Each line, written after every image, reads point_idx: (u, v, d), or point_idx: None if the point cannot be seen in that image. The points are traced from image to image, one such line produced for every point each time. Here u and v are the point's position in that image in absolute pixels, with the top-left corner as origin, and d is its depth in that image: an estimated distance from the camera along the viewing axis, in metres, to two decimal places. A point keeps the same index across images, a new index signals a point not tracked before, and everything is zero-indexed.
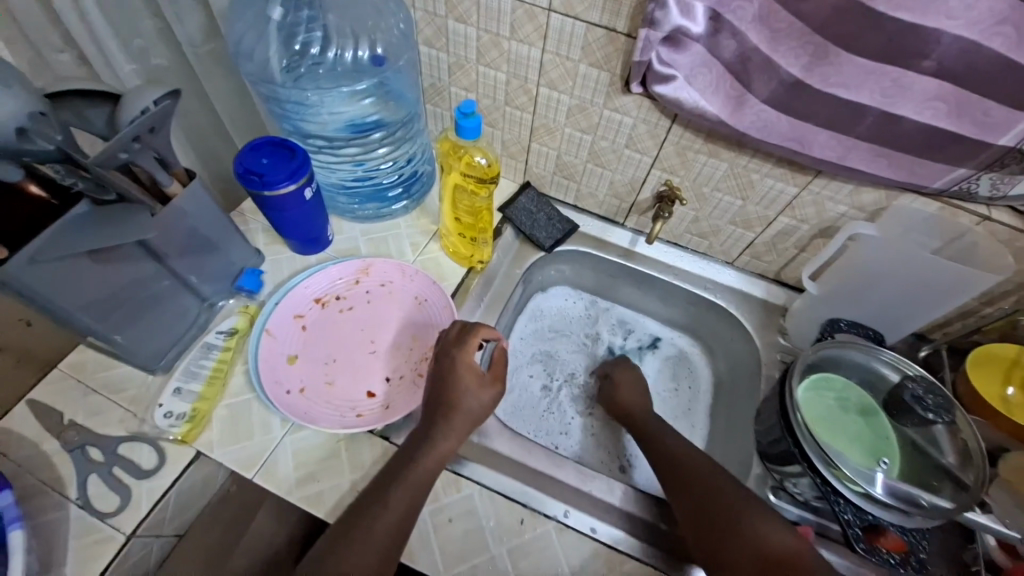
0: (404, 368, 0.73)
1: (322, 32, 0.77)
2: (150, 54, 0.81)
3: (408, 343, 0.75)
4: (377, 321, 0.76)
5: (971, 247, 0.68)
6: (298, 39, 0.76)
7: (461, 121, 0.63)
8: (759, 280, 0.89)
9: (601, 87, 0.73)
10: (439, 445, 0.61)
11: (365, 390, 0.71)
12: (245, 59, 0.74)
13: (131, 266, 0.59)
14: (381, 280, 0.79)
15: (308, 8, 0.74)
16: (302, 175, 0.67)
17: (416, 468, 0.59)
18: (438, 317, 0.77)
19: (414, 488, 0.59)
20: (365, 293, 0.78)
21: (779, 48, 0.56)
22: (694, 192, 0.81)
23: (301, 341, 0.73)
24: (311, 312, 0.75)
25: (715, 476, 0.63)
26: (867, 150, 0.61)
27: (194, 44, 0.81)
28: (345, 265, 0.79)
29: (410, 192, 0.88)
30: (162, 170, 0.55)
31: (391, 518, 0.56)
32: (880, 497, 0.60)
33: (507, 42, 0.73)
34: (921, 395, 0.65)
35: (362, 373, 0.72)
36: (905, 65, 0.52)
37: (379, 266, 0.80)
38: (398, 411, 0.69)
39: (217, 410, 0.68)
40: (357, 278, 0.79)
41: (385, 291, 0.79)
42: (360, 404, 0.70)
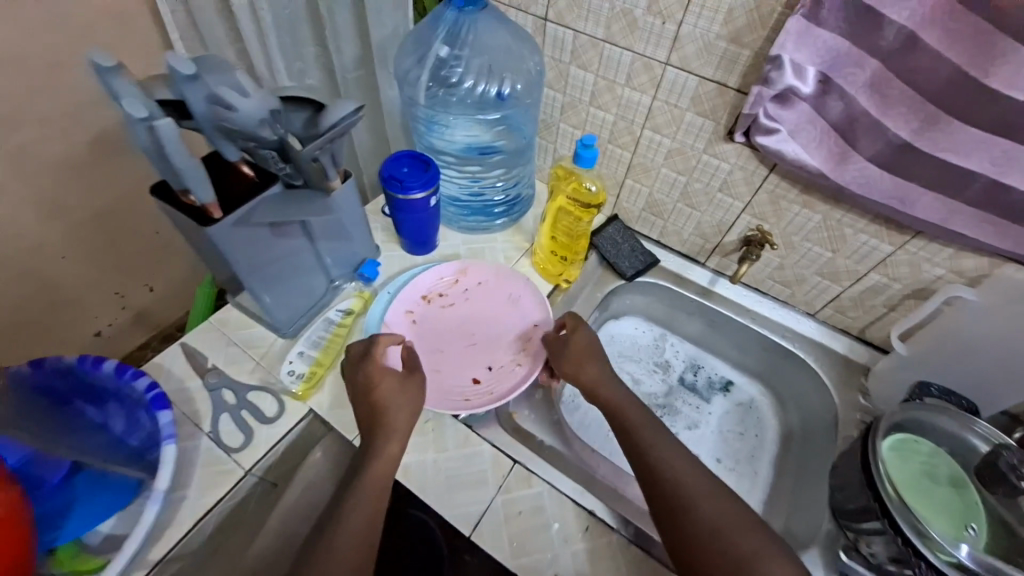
0: (502, 358, 0.81)
1: (471, 69, 0.87)
2: (307, 75, 0.98)
3: (505, 337, 0.83)
4: (476, 316, 0.85)
5: None
6: (450, 72, 0.87)
7: (581, 151, 0.71)
8: (840, 335, 0.90)
9: (703, 134, 0.80)
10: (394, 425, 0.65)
11: (469, 377, 0.79)
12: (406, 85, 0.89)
13: (288, 243, 0.71)
14: (478, 280, 0.88)
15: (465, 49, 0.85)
16: (431, 185, 0.78)
17: (374, 463, 0.62)
18: (531, 312, 0.84)
19: (375, 493, 0.61)
20: (463, 292, 0.87)
21: (888, 112, 0.61)
22: (784, 240, 0.84)
23: (411, 332, 0.82)
24: (418, 308, 0.84)
25: (673, 477, 0.61)
26: (973, 215, 0.62)
27: (348, 69, 0.96)
28: (444, 269, 0.88)
29: (510, 212, 0.97)
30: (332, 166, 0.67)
31: (356, 522, 0.58)
32: (969, 565, 0.58)
33: (621, 88, 0.82)
34: (1016, 464, 0.63)
35: (465, 363, 0.80)
36: (1016, 138, 0.55)
37: (474, 268, 0.88)
38: (501, 395, 0.76)
39: (329, 376, 0.78)
40: (456, 278, 0.88)
41: (481, 290, 0.87)
42: (466, 390, 0.77)
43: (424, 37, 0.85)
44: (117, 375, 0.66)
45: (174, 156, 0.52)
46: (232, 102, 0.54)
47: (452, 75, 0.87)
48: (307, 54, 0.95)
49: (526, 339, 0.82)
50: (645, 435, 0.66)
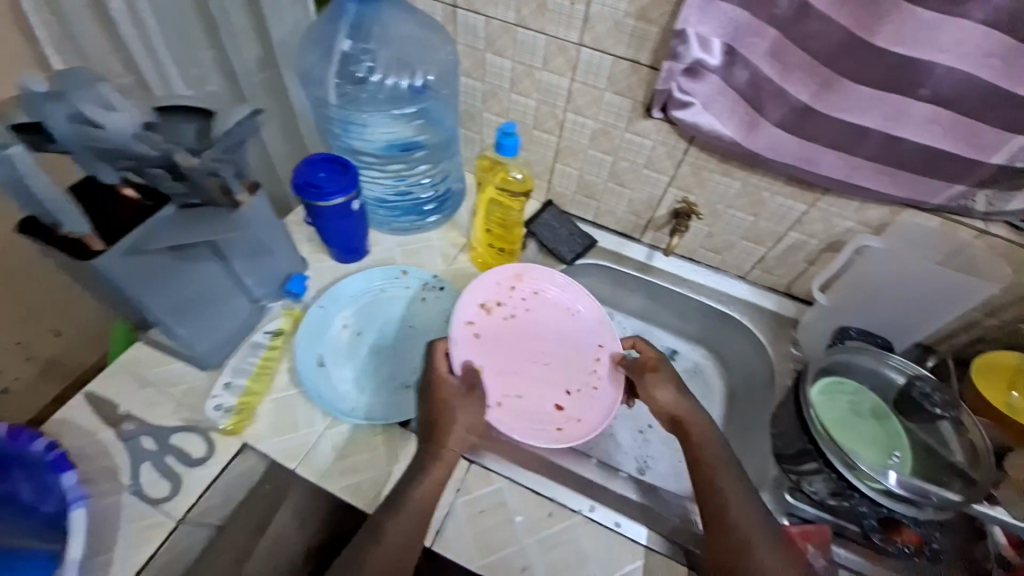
0: (579, 380, 0.78)
1: (381, 62, 0.82)
2: (205, 81, 0.89)
3: (575, 355, 0.80)
4: (541, 330, 0.81)
5: (971, 260, 0.73)
6: (359, 67, 0.82)
7: (502, 140, 0.69)
8: (769, 293, 0.94)
9: (624, 113, 0.80)
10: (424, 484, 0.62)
11: (552, 403, 0.76)
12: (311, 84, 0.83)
13: (193, 268, 0.64)
14: (533, 288, 0.83)
15: (371, 40, 0.80)
16: (351, 190, 0.74)
17: (421, 484, 0.62)
18: (592, 329, 0.82)
19: (417, 515, 0.60)
20: (520, 299, 0.82)
21: (789, 78, 0.63)
22: (709, 209, 0.87)
23: (475, 348, 0.76)
24: (478, 320, 0.78)
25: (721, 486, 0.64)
26: (870, 169, 0.67)
27: (250, 72, 0.89)
28: (498, 274, 0.81)
29: (443, 209, 0.95)
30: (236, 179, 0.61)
31: (392, 544, 0.58)
32: (895, 489, 0.63)
33: (539, 73, 0.81)
34: (928, 392, 0.70)
35: (543, 386, 0.78)
36: (904, 92, 0.59)
37: (529, 274, 0.82)
38: (592, 424, 0.74)
39: (263, 404, 0.73)
40: (511, 284, 0.82)
41: (540, 298, 0.82)
42: (553, 418, 0.75)
43: (328, 33, 0.79)
44: (11, 440, 0.59)
45: (34, 184, 0.48)
46: (97, 118, 0.49)
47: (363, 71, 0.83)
48: (200, 59, 0.87)
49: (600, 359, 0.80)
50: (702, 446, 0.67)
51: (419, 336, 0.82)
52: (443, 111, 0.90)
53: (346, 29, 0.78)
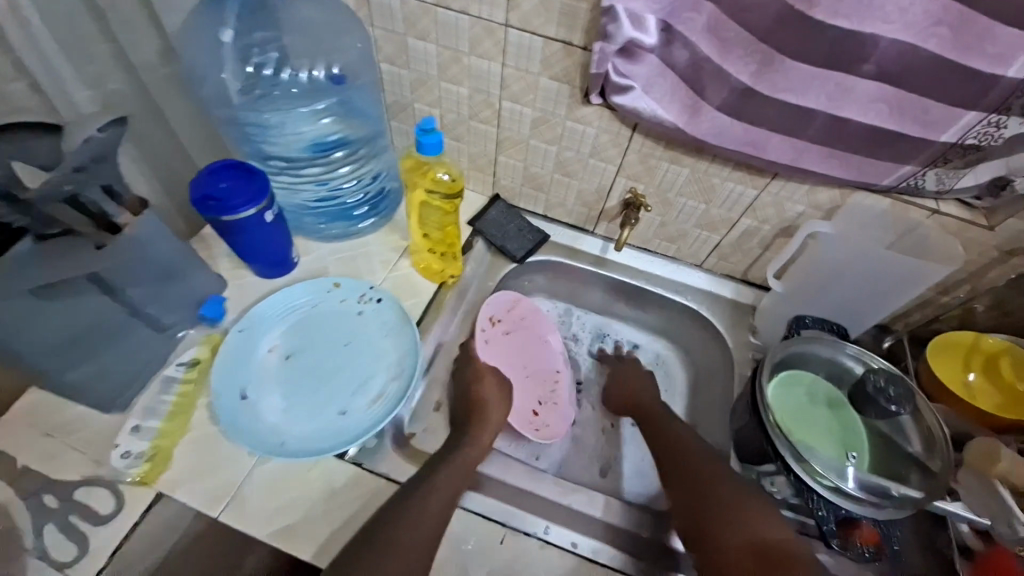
0: (551, 393, 0.89)
1: (279, 53, 0.74)
2: (106, 79, 0.74)
3: (551, 370, 0.91)
4: (526, 347, 0.91)
5: (924, 239, 0.70)
6: (253, 60, 0.74)
7: (421, 137, 0.64)
8: (728, 281, 0.90)
9: (562, 99, 0.74)
10: (441, 480, 0.64)
11: (531, 409, 0.86)
12: (199, 83, 0.73)
13: (76, 303, 0.59)
14: (527, 312, 0.91)
15: (263, 28, 0.73)
16: (261, 200, 0.66)
17: (467, 449, 0.70)
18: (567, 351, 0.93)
19: (461, 473, 0.66)
20: (518, 318, 0.91)
21: (729, 56, 0.58)
22: (659, 198, 0.82)
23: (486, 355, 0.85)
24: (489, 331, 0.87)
25: (701, 467, 0.67)
26: (818, 152, 0.63)
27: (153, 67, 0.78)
28: (511, 296, 0.90)
29: (377, 210, 0.86)
30: (109, 200, 0.57)
31: (441, 498, 0.62)
32: (851, 490, 0.61)
33: (467, 58, 0.74)
34: (882, 386, 0.67)
35: (525, 394, 0.87)
36: (847, 69, 0.54)
37: (525, 302, 0.91)
38: (561, 428, 0.86)
39: (180, 446, 0.67)
40: (512, 304, 0.90)
41: (531, 320, 0.92)
42: (532, 420, 0.85)
43: (209, 21, 0.70)
44: None
45: None
46: None
47: (262, 62, 0.74)
48: (94, 53, 0.71)
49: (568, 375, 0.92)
50: (676, 440, 0.73)
51: (355, 354, 0.75)
52: (363, 102, 0.80)
53: (229, 16, 0.70)
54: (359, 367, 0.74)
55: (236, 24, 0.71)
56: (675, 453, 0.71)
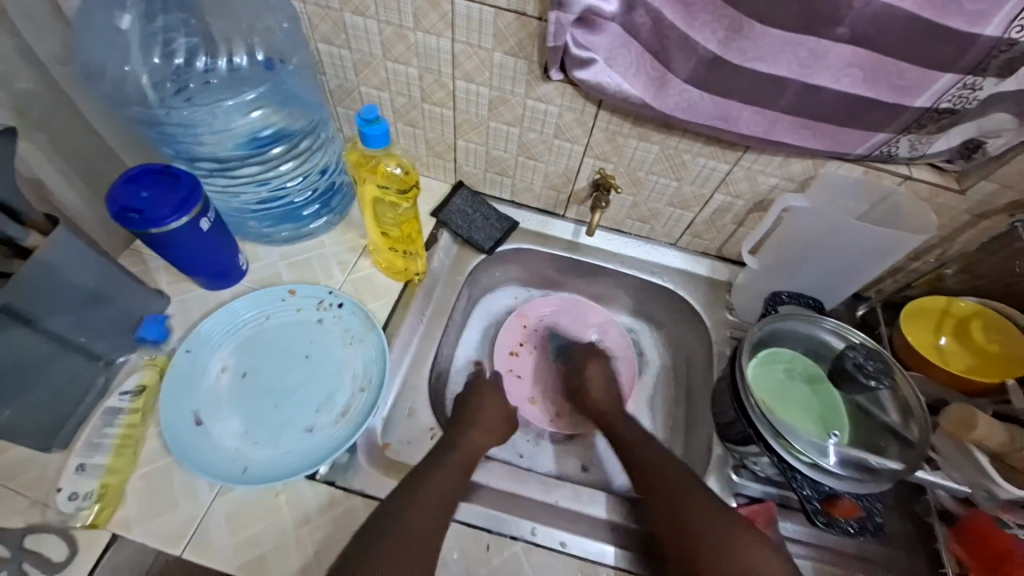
0: None
1: (189, 40, 0.66)
2: (15, 78, 0.64)
3: (591, 350, 0.90)
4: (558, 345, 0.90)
5: (896, 207, 0.69)
6: (159, 50, 0.64)
7: (365, 129, 0.59)
8: (702, 258, 0.88)
9: (520, 76, 0.68)
10: (440, 478, 0.62)
11: None
12: (96, 79, 0.62)
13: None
14: (539, 319, 0.91)
15: (164, 14, 0.64)
16: (192, 206, 0.60)
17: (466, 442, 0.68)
18: (594, 324, 0.92)
19: (459, 468, 0.65)
20: (533, 331, 0.91)
21: (694, 23, 0.54)
22: (629, 177, 0.78)
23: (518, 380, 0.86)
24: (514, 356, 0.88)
25: (679, 486, 0.64)
26: (791, 123, 0.60)
27: (60, 61, 0.68)
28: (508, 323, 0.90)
29: (329, 207, 0.81)
30: (11, 222, 0.54)
31: (443, 490, 0.61)
32: (831, 468, 0.60)
33: (413, 34, 0.67)
34: (861, 362, 0.65)
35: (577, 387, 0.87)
36: (820, 33, 0.51)
37: (530, 310, 0.91)
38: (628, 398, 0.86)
39: (132, 483, 0.61)
40: (521, 324, 0.90)
41: (546, 323, 0.91)
42: (596, 406, 0.85)
43: (104, 6, 0.61)
44: None
45: None
46: None
47: (173, 52, 0.65)
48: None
49: (609, 345, 0.91)
50: (645, 456, 0.69)
51: (317, 365, 0.70)
52: (299, 90, 0.72)
53: (130, 1, 0.61)
54: (322, 379, 0.70)
55: (138, 8, 0.62)
56: (647, 469, 0.67)
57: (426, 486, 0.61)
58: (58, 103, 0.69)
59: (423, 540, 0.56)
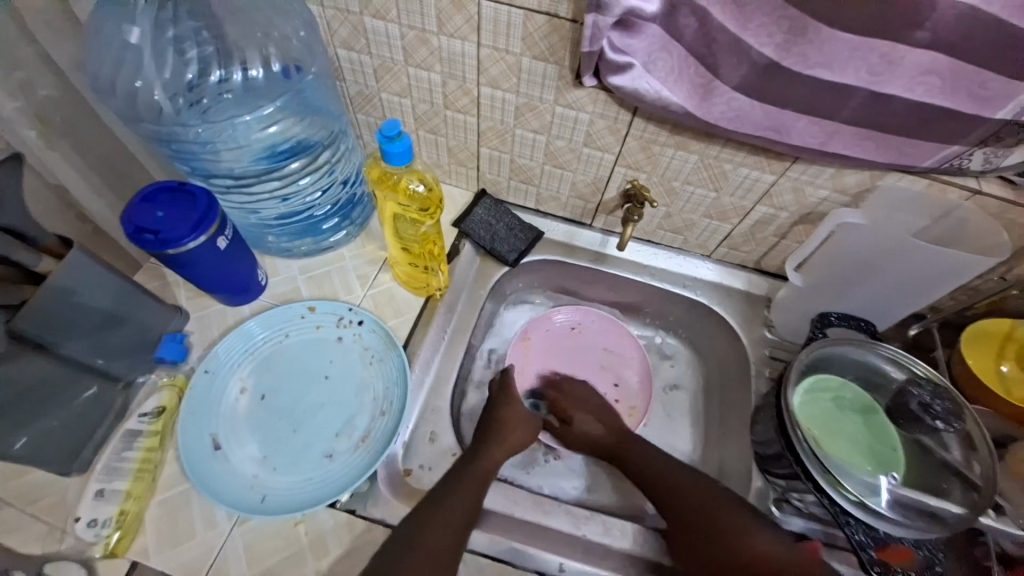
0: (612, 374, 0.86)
1: (202, 51, 0.62)
2: (34, 84, 0.62)
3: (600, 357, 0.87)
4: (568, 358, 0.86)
5: (961, 223, 0.63)
6: (171, 63, 0.61)
7: (386, 146, 0.55)
8: (739, 271, 0.83)
9: (550, 82, 0.64)
10: (460, 490, 0.61)
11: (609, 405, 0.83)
12: (107, 96, 0.59)
13: (10, 365, 0.52)
14: (542, 333, 0.87)
15: (174, 26, 0.60)
16: (208, 225, 0.58)
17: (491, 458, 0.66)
18: (597, 328, 0.88)
19: (478, 481, 0.63)
20: (539, 346, 0.86)
21: (749, 25, 0.48)
22: (663, 188, 0.73)
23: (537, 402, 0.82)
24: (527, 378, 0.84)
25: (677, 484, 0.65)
26: (852, 133, 0.54)
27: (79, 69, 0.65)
28: (513, 349, 0.84)
29: (349, 219, 0.78)
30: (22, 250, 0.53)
31: (464, 502, 0.59)
32: (882, 511, 0.56)
33: (436, 38, 0.63)
34: (928, 402, 0.61)
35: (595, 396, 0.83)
36: (896, 37, 0.45)
37: (532, 327, 0.86)
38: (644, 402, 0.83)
39: (150, 510, 0.60)
40: (526, 343, 0.85)
41: (551, 338, 0.87)
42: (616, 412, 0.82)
43: (112, 19, 0.58)
44: None
45: None
46: None
47: (187, 63, 0.62)
48: (14, 57, 0.59)
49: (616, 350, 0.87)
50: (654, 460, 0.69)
51: (337, 387, 0.68)
52: (318, 100, 0.68)
53: (138, 12, 0.58)
54: (342, 403, 0.67)
55: (147, 20, 0.59)
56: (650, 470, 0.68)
57: (449, 500, 0.59)
58: (79, 111, 0.67)
59: (438, 557, 0.54)
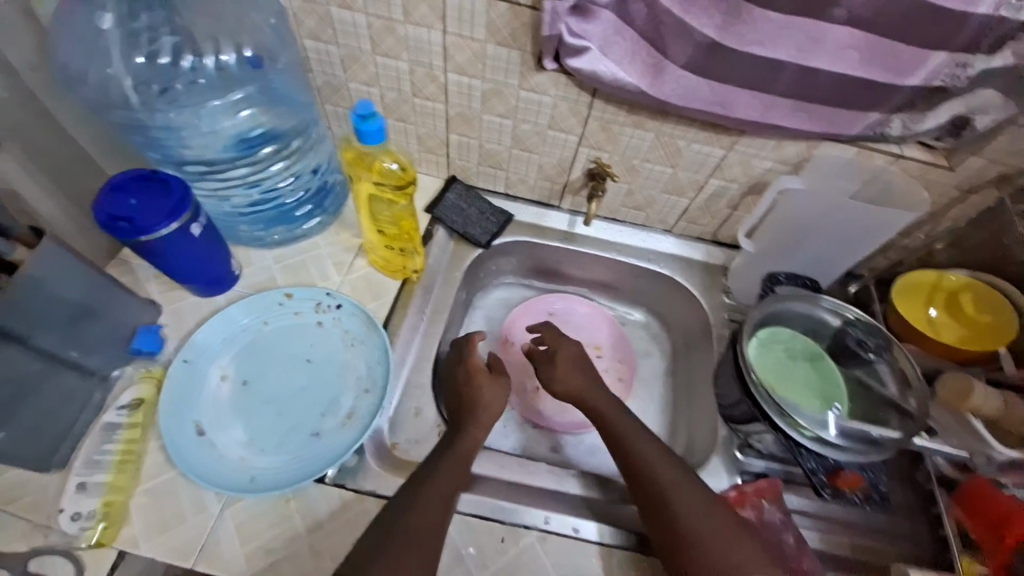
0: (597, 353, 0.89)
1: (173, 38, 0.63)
2: None
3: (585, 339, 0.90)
4: None
5: (889, 186, 0.70)
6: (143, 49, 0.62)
7: (361, 126, 0.58)
8: (696, 243, 0.88)
9: (513, 67, 0.67)
10: (441, 471, 0.60)
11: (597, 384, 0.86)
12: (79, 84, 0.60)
13: None
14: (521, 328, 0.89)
15: (147, 12, 0.61)
16: (182, 213, 0.59)
17: (474, 430, 0.66)
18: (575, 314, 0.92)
19: (470, 452, 0.64)
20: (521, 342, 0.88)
21: (691, 9, 0.54)
22: (624, 166, 0.78)
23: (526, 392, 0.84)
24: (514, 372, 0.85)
25: (676, 492, 0.59)
26: (788, 106, 0.60)
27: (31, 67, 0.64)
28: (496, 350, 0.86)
29: (322, 207, 0.79)
30: None
31: (447, 481, 0.59)
32: (834, 439, 0.61)
33: (402, 27, 0.65)
34: (862, 339, 0.70)
35: None
36: (819, 14, 0.51)
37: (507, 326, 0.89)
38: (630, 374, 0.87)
39: (135, 500, 0.60)
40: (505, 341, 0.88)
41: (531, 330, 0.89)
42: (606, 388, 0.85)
43: (83, 7, 0.59)
44: None
45: None
46: None
47: (157, 51, 0.62)
48: None
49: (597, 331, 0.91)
50: (644, 458, 0.62)
51: (319, 370, 0.70)
52: (287, 89, 0.70)
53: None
54: (324, 384, 0.69)
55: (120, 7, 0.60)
56: (655, 490, 0.60)
57: (436, 476, 0.59)
58: (29, 110, 0.65)
59: (426, 539, 0.54)
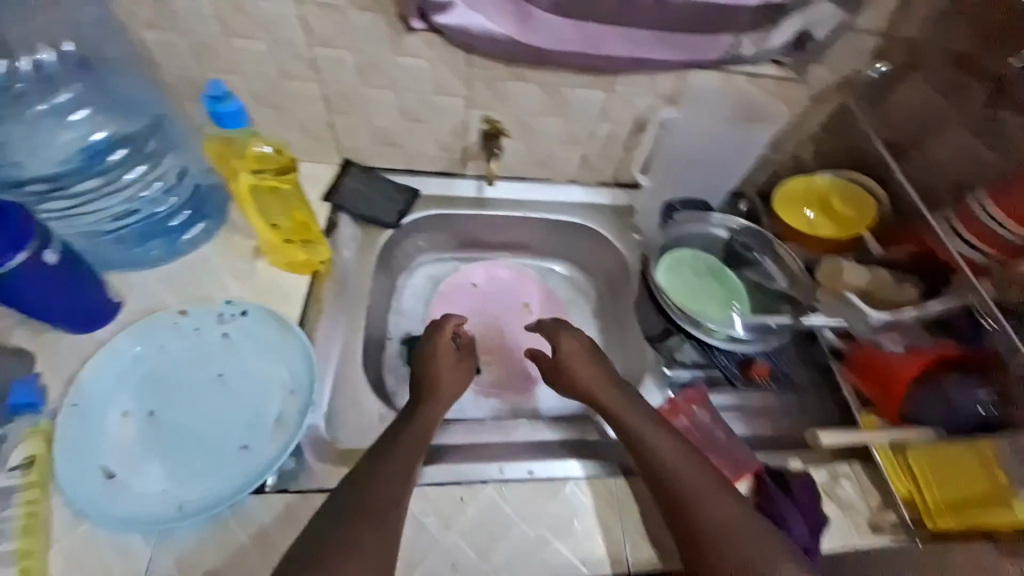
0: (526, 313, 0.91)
1: None
2: None
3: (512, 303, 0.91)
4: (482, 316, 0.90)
5: (753, 104, 0.76)
6: None
7: (216, 108, 0.54)
8: (602, 189, 0.89)
9: (381, 33, 0.65)
10: (399, 452, 0.58)
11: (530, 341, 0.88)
12: None
13: None
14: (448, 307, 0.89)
15: None
16: (25, 242, 0.53)
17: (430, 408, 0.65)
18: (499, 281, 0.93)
19: (425, 431, 0.62)
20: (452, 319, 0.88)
21: None
22: (517, 123, 0.78)
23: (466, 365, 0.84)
24: None
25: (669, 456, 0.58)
26: (649, 36, 0.63)
27: None
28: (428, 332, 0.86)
29: (202, 214, 0.72)
30: None
31: (400, 460, 0.58)
32: (740, 334, 0.76)
33: (251, 2, 0.61)
34: (748, 244, 0.84)
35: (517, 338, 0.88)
36: None
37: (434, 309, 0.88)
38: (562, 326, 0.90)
39: (52, 562, 0.53)
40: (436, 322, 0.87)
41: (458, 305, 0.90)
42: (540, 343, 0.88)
43: None
44: None
45: None
46: None
47: None
48: None
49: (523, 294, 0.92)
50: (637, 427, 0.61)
51: (236, 383, 0.65)
52: (125, 88, 0.67)
53: None
54: (243, 393, 0.64)
55: None
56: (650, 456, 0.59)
57: (387, 456, 0.58)
58: None
59: (383, 512, 0.53)
